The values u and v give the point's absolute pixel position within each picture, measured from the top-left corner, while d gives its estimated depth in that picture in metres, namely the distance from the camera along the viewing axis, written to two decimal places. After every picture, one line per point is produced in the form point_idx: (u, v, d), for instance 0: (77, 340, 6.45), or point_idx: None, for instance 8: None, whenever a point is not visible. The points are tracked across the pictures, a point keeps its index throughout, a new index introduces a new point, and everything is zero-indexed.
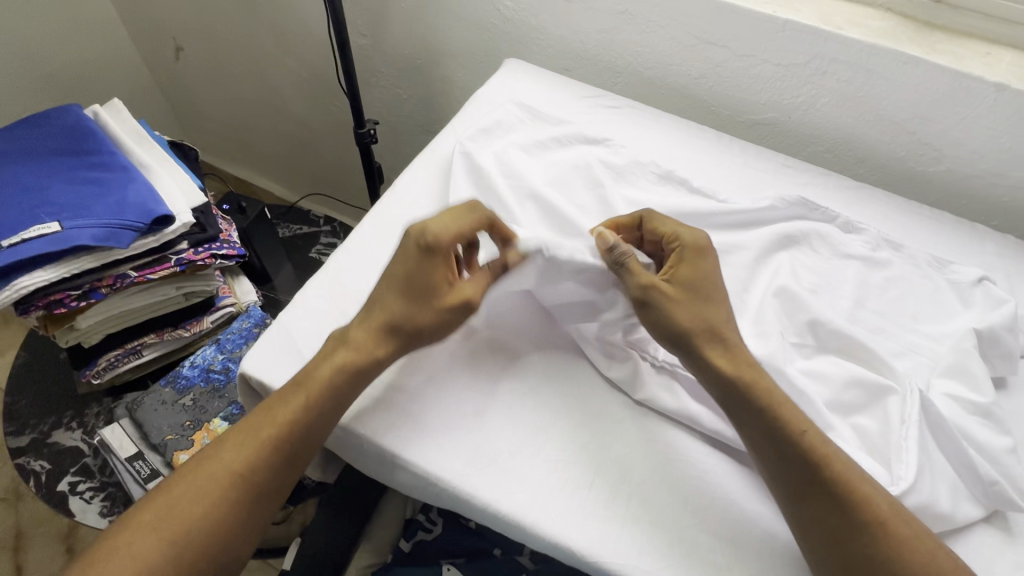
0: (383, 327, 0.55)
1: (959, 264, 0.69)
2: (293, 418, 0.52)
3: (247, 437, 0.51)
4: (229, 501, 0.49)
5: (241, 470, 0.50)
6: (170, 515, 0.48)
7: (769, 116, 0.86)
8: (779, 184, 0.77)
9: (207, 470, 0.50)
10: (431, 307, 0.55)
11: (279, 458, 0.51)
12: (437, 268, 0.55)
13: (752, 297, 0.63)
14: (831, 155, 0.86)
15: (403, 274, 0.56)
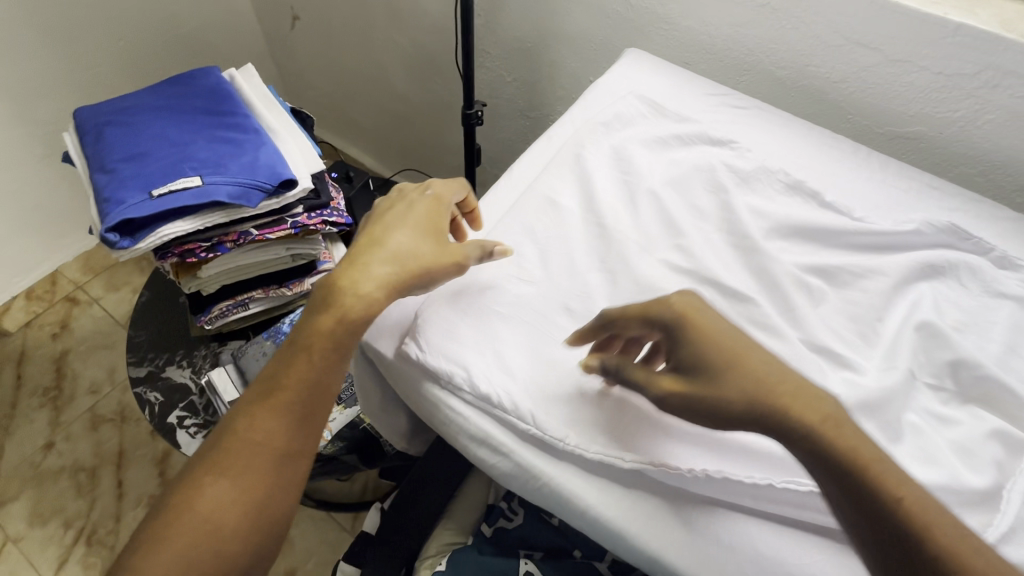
0: (386, 272, 0.56)
1: None
2: (297, 376, 0.53)
3: (248, 414, 0.52)
4: (250, 474, 0.50)
5: (249, 442, 0.51)
6: (197, 500, 0.49)
7: (916, 130, 0.78)
8: (923, 206, 0.70)
9: (210, 458, 0.51)
10: (433, 244, 0.58)
11: (285, 420, 0.53)
12: (426, 227, 0.60)
13: (887, 328, 0.58)
14: (984, 179, 0.77)
15: (387, 227, 0.59)
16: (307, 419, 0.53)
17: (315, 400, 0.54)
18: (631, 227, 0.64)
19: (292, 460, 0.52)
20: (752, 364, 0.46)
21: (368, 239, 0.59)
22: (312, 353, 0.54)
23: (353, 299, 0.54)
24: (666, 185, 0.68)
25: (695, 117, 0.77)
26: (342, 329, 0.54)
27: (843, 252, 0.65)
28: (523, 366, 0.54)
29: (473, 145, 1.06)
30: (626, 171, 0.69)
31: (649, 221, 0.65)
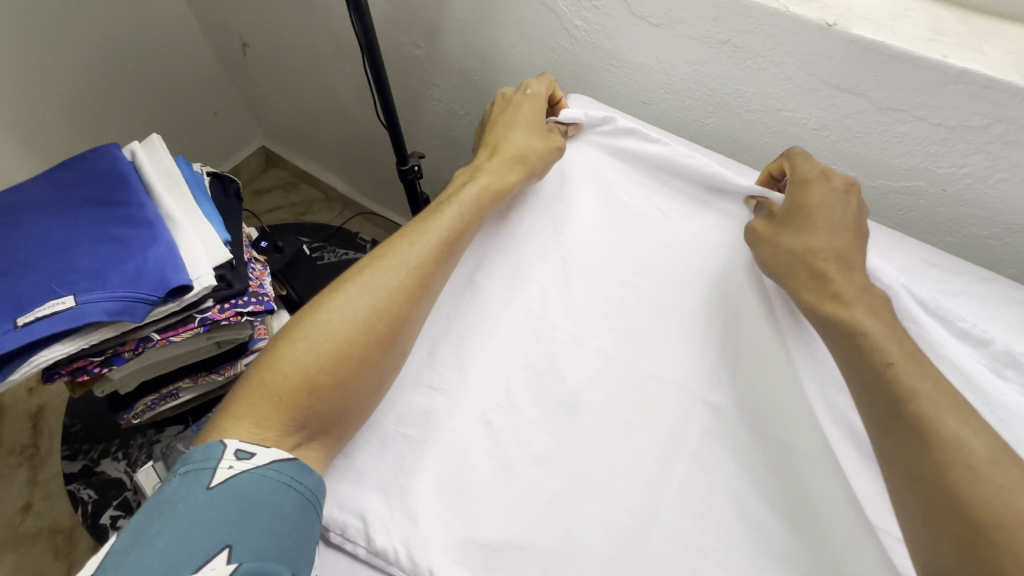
0: (512, 164, 0.61)
1: None
2: (439, 229, 0.56)
3: (395, 243, 0.56)
4: (397, 287, 0.53)
5: (399, 264, 0.53)
6: (366, 278, 0.53)
7: (913, 185, 0.65)
8: (918, 292, 0.57)
9: (364, 265, 0.54)
10: (547, 143, 0.63)
11: (428, 251, 0.55)
12: (537, 120, 0.65)
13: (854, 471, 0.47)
14: (999, 242, 0.63)
15: (513, 120, 0.65)
16: (447, 259, 0.56)
17: (454, 256, 0.57)
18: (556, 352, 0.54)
19: (431, 279, 0.54)
20: (831, 272, 0.51)
21: (491, 141, 0.64)
22: (456, 213, 0.58)
23: (490, 172, 0.61)
24: (594, 293, 0.58)
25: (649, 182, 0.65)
26: (481, 201, 0.59)
27: None
28: (422, 513, 0.46)
29: (419, 196, 0.96)
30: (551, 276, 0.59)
31: (583, 326, 0.56)
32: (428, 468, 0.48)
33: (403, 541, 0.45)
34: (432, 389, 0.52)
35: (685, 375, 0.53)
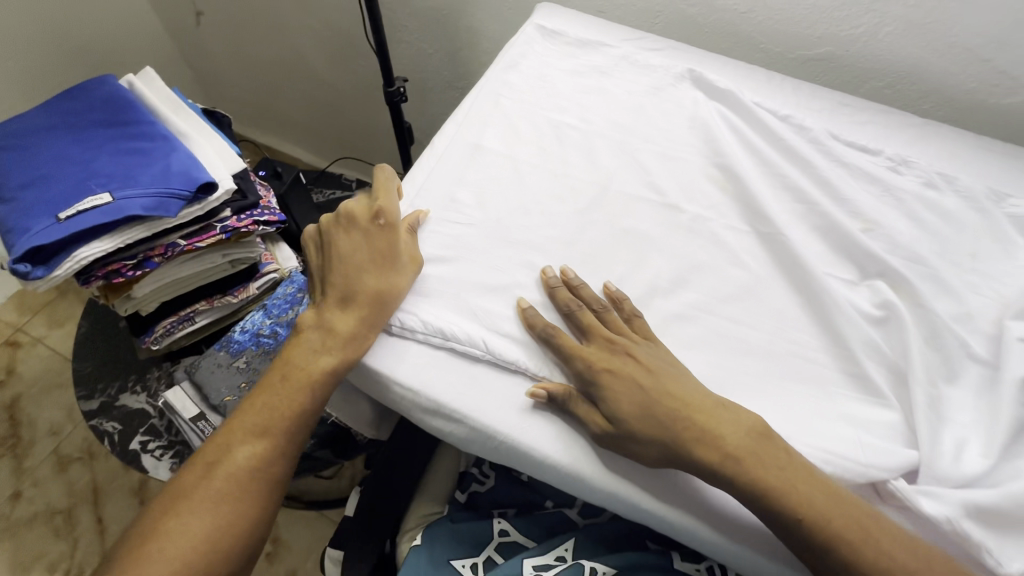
0: (353, 323, 0.54)
1: (1018, 197, 0.65)
2: (276, 414, 0.53)
3: (243, 428, 0.53)
4: (239, 482, 0.51)
5: (239, 462, 0.52)
6: (206, 479, 0.51)
7: (824, 51, 0.80)
8: (835, 123, 0.72)
9: (209, 461, 0.52)
10: (400, 275, 0.55)
11: (271, 443, 0.53)
12: (382, 262, 0.56)
13: (799, 239, 0.61)
14: (892, 91, 0.79)
15: (359, 267, 0.56)
16: (292, 443, 0.54)
17: (296, 436, 0.54)
18: (541, 220, 0.62)
19: (278, 470, 0.53)
20: (672, 384, 0.49)
21: (332, 289, 0.56)
22: (290, 395, 0.53)
23: (329, 342, 0.53)
24: (581, 148, 0.68)
25: (616, 60, 0.77)
26: (320, 376, 0.53)
27: (765, 171, 0.66)
28: (465, 303, 0.56)
29: (403, 122, 1.04)
30: (547, 137, 0.69)
31: (579, 167, 0.66)
32: (470, 270, 0.58)
33: (458, 323, 0.54)
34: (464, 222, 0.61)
35: (665, 193, 0.64)
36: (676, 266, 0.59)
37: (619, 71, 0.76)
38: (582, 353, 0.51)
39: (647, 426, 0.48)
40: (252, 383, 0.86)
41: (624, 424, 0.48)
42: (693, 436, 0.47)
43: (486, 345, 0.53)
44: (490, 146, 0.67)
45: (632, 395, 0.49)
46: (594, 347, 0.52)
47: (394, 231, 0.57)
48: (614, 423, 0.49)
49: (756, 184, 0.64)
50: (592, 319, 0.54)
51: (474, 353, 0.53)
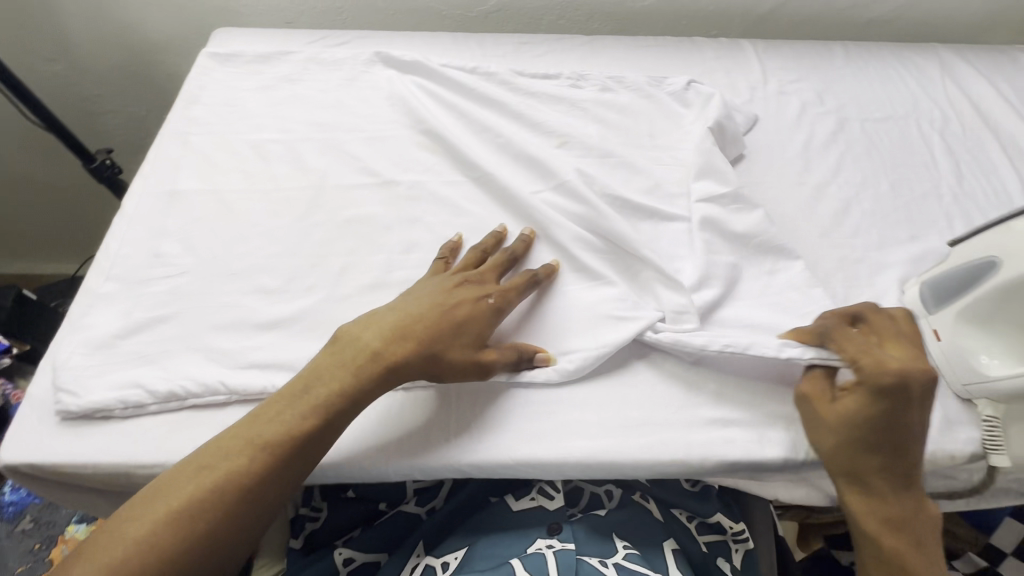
0: (404, 346, 0.49)
1: (671, 77, 0.77)
2: (282, 424, 0.45)
3: (238, 432, 0.45)
4: (224, 495, 0.42)
5: (233, 467, 0.43)
6: (199, 473, 0.42)
7: (495, 2, 0.86)
8: (519, 61, 0.79)
9: (203, 459, 0.43)
10: (467, 348, 0.50)
11: (274, 460, 0.44)
12: (444, 321, 0.50)
13: (508, 172, 0.66)
14: (563, 21, 0.89)
15: (423, 328, 0.50)
16: (302, 463, 0.45)
17: (305, 460, 0.45)
18: (260, 241, 0.59)
19: (269, 490, 0.43)
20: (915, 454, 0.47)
21: (402, 311, 0.51)
22: (302, 408, 0.46)
23: (364, 358, 0.48)
24: (288, 158, 0.67)
25: (304, 64, 0.76)
26: (336, 394, 0.46)
27: (466, 121, 0.70)
28: (194, 353, 0.52)
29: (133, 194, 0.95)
30: (250, 159, 0.66)
31: (289, 177, 0.65)
32: (193, 318, 0.54)
33: (188, 378, 0.50)
34: (175, 272, 0.57)
35: (380, 173, 0.66)
36: (405, 236, 0.61)
37: (309, 74, 0.75)
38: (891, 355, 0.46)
39: (880, 444, 0.45)
40: (47, 539, 0.74)
41: (861, 436, 0.46)
42: (884, 472, 0.46)
43: (224, 386, 0.49)
44: (188, 188, 0.63)
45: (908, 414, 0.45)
46: (896, 354, 0.47)
47: (495, 310, 0.53)
48: (851, 430, 0.46)
49: (460, 137, 0.68)
50: (881, 327, 0.49)
51: (218, 400, 0.49)
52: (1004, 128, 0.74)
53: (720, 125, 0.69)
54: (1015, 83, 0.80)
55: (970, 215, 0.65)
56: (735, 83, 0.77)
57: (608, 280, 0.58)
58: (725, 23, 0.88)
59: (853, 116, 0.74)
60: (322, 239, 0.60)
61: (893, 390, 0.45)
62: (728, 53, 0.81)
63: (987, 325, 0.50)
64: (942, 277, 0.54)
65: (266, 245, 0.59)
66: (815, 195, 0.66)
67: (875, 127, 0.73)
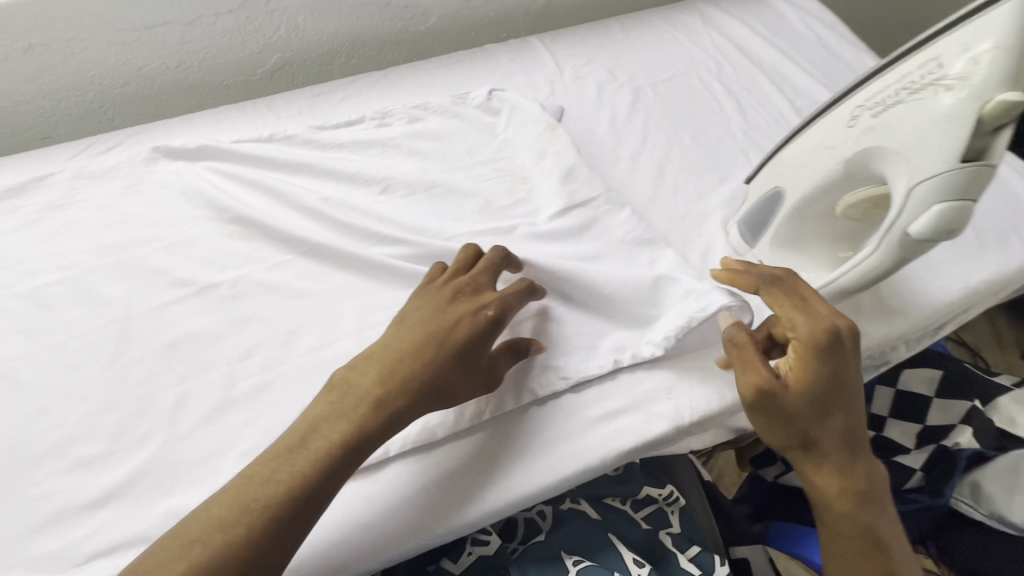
0: (396, 382, 0.45)
1: (473, 90, 0.77)
2: (276, 488, 0.41)
3: (234, 490, 0.41)
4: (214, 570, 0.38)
5: (222, 539, 0.39)
6: (181, 548, 0.38)
7: (277, 59, 0.81)
8: (318, 115, 0.75)
9: (188, 529, 0.39)
10: (466, 366, 0.48)
11: (271, 526, 0.40)
12: (437, 346, 0.47)
13: (335, 233, 0.61)
14: (354, 60, 0.86)
15: (419, 359, 0.46)
16: (304, 524, 0.41)
17: (303, 524, 0.41)
18: (67, 405, 0.51)
19: (269, 556, 0.39)
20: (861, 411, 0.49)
21: (398, 342, 0.48)
22: (296, 463, 0.42)
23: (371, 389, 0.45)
24: (79, 296, 0.58)
25: (70, 181, 0.66)
26: (339, 442, 0.43)
27: (276, 194, 0.65)
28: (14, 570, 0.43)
29: None
30: (30, 312, 0.56)
31: (85, 317, 0.56)
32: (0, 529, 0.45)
33: None
34: None
35: (194, 280, 0.59)
36: (241, 340, 0.55)
37: (81, 191, 0.66)
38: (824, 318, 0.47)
39: (831, 409, 0.47)
40: None
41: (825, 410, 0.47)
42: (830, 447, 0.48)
43: None
44: None
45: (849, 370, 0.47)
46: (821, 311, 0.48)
47: (495, 321, 0.49)
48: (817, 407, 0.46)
49: (274, 214, 0.63)
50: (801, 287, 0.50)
51: None
52: (765, 60, 0.83)
53: (530, 127, 0.71)
54: (763, 18, 0.90)
55: (761, 145, 0.72)
56: (534, 80, 0.80)
57: None
58: (511, 25, 0.91)
59: (644, 83, 0.79)
60: (144, 376, 0.52)
61: (837, 349, 0.46)
62: (520, 53, 0.84)
63: (797, 246, 0.56)
64: (751, 214, 0.59)
65: (76, 407, 0.51)
66: (633, 166, 0.69)
67: (665, 88, 0.79)
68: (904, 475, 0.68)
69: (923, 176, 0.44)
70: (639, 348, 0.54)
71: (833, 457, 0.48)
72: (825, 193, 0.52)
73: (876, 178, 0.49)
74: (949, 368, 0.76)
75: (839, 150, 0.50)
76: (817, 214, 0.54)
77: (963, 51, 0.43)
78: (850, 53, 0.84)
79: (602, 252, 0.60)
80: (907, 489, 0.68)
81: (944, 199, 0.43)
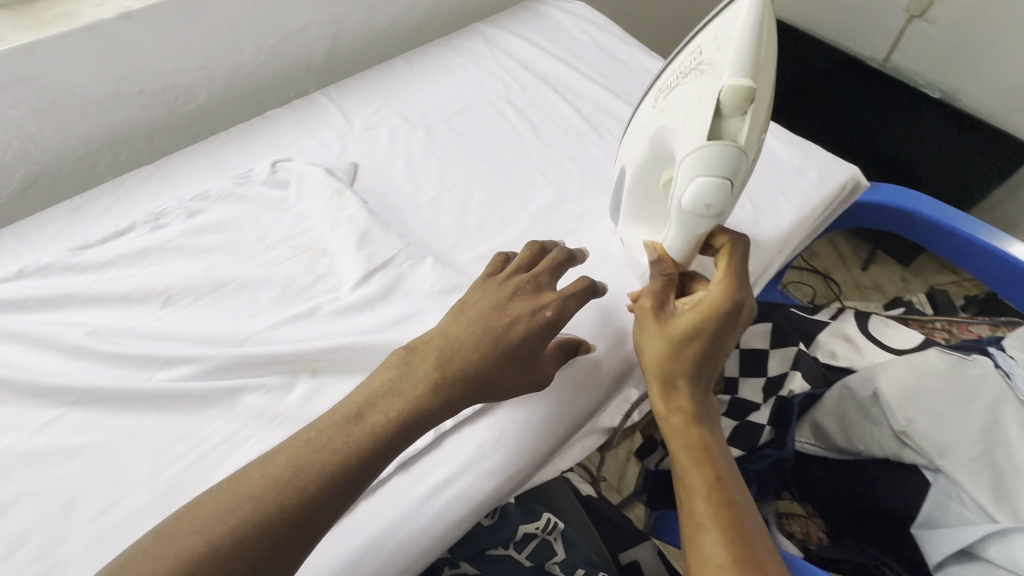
0: (445, 371, 0.48)
1: (255, 165, 0.72)
2: (334, 454, 0.42)
3: (273, 468, 0.41)
4: (251, 533, 0.37)
5: (265, 501, 0.39)
6: (229, 493, 0.39)
7: (21, 177, 0.71)
8: (79, 232, 0.66)
9: (236, 478, 0.40)
10: (515, 348, 0.50)
11: (320, 493, 0.40)
12: (491, 338, 0.49)
13: (111, 370, 0.55)
14: (122, 155, 0.78)
15: (477, 354, 0.49)
16: (345, 497, 0.42)
17: (349, 493, 0.42)
18: None
19: (273, 559, 0.38)
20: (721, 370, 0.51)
21: (462, 327, 0.50)
22: (357, 433, 0.44)
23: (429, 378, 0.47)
24: None
25: None
26: (391, 432, 0.44)
27: (34, 341, 0.56)
28: None
29: None
30: None
31: None
32: None
33: None
34: None
35: None
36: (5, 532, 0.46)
37: None
38: (723, 284, 0.50)
39: (710, 349, 0.49)
40: None
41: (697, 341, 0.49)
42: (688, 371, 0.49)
43: None
44: None
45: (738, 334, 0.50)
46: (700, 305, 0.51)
47: (552, 322, 0.52)
48: (689, 337, 0.49)
49: (33, 365, 0.55)
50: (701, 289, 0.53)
51: None
52: (550, 73, 0.85)
53: (322, 195, 0.67)
54: (542, 30, 0.93)
55: (554, 159, 0.73)
56: (324, 140, 0.76)
57: (270, 430, 0.51)
58: (294, 83, 0.87)
59: (437, 120, 0.79)
60: None
61: (733, 308, 0.49)
62: (305, 112, 0.80)
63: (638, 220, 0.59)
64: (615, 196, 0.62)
65: None
66: (434, 210, 0.68)
67: (458, 121, 0.78)
68: (756, 432, 0.72)
69: (687, 149, 0.45)
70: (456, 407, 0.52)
71: (694, 394, 0.50)
72: (642, 177, 0.54)
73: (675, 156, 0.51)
74: (776, 318, 0.82)
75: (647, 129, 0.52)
76: (648, 190, 0.56)
77: (717, 41, 0.44)
78: (624, 51, 0.88)
79: (412, 312, 0.59)
80: (761, 446, 0.72)
81: (704, 168, 0.44)
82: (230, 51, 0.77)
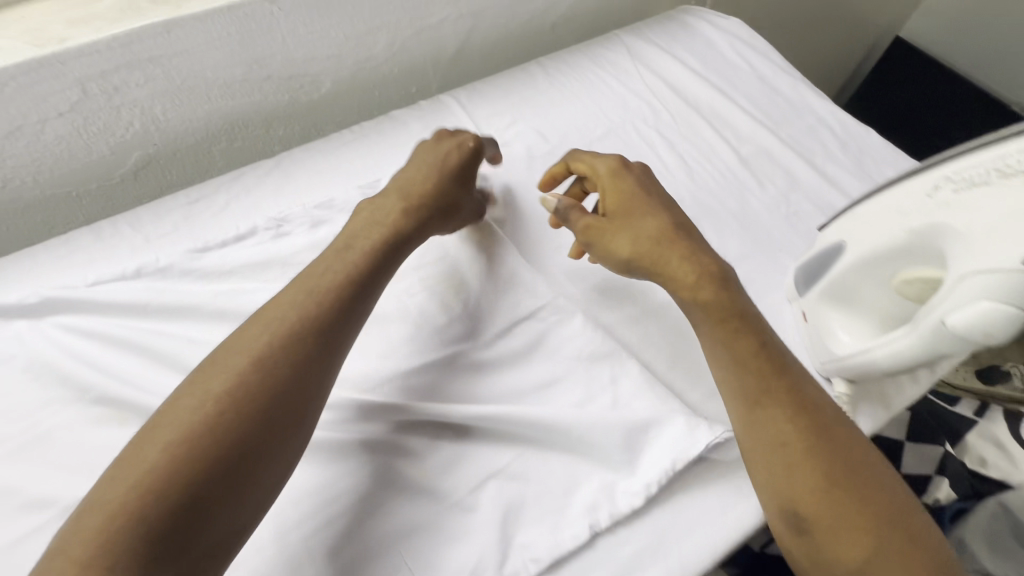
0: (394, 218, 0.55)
1: (384, 176, 0.66)
2: (317, 293, 0.48)
3: (258, 332, 0.45)
4: (255, 373, 0.43)
5: (258, 347, 0.44)
6: (228, 354, 0.44)
7: (137, 158, 0.66)
8: (197, 230, 0.61)
9: (230, 346, 0.45)
10: (433, 189, 0.57)
11: (298, 337, 0.45)
12: (419, 179, 0.58)
13: None
14: (238, 143, 0.72)
15: (409, 198, 0.57)
16: (328, 329, 0.47)
17: (333, 332, 0.47)
18: None
19: (285, 392, 0.43)
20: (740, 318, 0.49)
21: (394, 193, 0.58)
22: (332, 280, 0.49)
23: (362, 249, 0.52)
24: None
25: None
26: (361, 274, 0.50)
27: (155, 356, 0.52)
28: None
29: None
30: None
31: None
32: None
33: None
34: None
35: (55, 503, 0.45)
36: None
37: None
38: (610, 158, 0.58)
39: (694, 253, 0.52)
40: None
41: (647, 206, 0.54)
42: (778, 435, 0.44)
43: None
44: None
45: (650, 179, 0.58)
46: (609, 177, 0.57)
47: (473, 151, 0.61)
48: (638, 208, 0.54)
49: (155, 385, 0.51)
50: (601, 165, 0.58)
51: None
52: (702, 102, 0.76)
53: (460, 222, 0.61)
54: (692, 48, 0.83)
55: (711, 209, 0.65)
56: None
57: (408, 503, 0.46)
58: (419, 79, 0.80)
59: (577, 144, 0.71)
60: None
61: (620, 160, 0.58)
62: (434, 117, 0.73)
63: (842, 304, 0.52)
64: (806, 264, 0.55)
65: None
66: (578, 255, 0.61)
67: (601, 147, 0.71)
68: None
69: (978, 266, 0.39)
70: (614, 504, 0.47)
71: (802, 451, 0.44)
72: (872, 264, 0.48)
73: (941, 259, 0.44)
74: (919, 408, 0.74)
75: (910, 218, 0.45)
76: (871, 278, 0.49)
77: None
78: (787, 85, 0.79)
79: (557, 377, 0.53)
80: None
81: (997, 296, 0.38)
82: (363, 42, 0.70)
